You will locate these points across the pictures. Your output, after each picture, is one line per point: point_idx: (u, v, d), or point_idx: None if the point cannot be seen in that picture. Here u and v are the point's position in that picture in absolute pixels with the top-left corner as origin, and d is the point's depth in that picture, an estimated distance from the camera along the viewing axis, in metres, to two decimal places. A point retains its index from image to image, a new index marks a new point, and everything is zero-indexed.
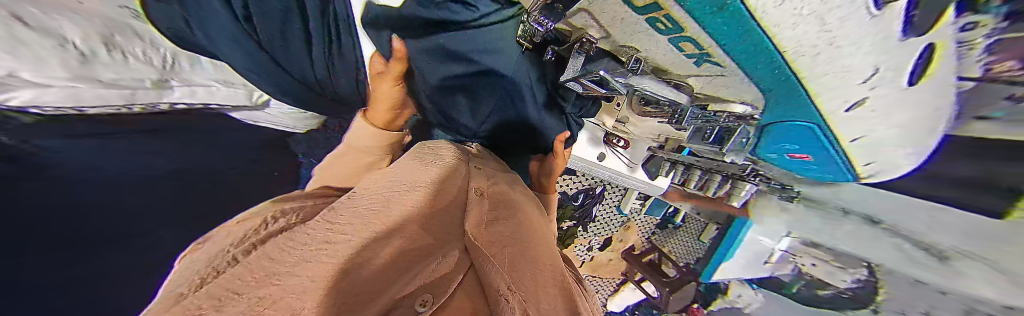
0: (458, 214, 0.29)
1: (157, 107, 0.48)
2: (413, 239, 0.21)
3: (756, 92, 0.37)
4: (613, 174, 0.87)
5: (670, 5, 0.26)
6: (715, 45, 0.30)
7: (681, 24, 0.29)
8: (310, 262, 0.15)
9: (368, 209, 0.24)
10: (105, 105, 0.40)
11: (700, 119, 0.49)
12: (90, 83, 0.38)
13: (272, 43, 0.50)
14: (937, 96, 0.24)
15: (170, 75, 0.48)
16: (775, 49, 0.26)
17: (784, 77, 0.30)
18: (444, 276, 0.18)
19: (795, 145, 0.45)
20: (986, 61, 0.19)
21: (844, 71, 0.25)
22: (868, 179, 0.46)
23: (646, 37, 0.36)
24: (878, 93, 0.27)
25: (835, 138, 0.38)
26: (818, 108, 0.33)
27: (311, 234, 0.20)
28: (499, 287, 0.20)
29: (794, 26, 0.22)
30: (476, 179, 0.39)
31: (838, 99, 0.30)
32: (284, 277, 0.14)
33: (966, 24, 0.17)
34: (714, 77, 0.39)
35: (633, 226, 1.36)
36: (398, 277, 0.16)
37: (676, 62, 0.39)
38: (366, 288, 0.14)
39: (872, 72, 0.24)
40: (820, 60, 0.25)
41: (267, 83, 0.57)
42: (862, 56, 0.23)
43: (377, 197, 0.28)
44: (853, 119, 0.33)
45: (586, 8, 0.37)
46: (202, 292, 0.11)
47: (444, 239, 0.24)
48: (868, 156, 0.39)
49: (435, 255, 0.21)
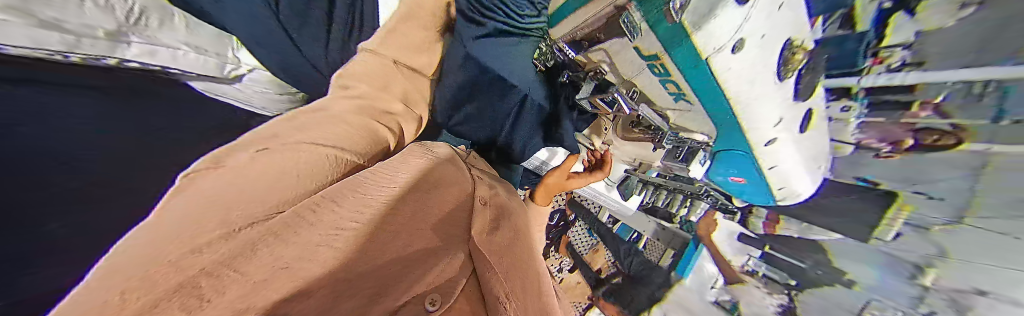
0: (463, 218, 0.33)
1: (101, 61, 0.45)
2: (409, 244, 0.24)
3: (711, 127, 0.42)
4: (594, 191, 1.04)
5: (665, 57, 0.32)
6: (688, 89, 0.35)
7: (670, 72, 0.35)
8: (295, 261, 0.16)
9: (370, 201, 0.25)
10: (39, 48, 0.36)
11: (674, 140, 0.54)
12: (14, 15, 0.34)
13: (290, 22, 0.59)
14: (812, 140, 0.38)
15: (130, 30, 0.47)
16: (725, 96, 0.32)
17: (727, 118, 0.36)
18: (446, 282, 0.23)
19: (734, 170, 0.49)
20: (859, 138, 0.40)
21: (764, 118, 0.34)
22: (784, 202, 0.53)
23: (645, 76, 0.42)
24: (782, 133, 0.36)
25: (757, 164, 0.43)
26: (748, 139, 0.38)
27: (319, 214, 0.21)
28: (494, 297, 0.24)
29: (747, 85, 0.29)
30: (481, 189, 0.41)
31: (761, 138, 0.37)
32: (267, 264, 0.14)
33: (843, 108, 0.36)
34: (685, 112, 0.44)
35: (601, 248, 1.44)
36: (399, 275, 0.21)
37: (662, 97, 0.44)
38: (365, 284, 0.18)
39: (779, 122, 0.34)
40: (753, 108, 0.32)
41: (268, 55, 0.62)
42: (775, 107, 0.32)
43: (387, 185, 0.28)
44: (768, 157, 0.40)
45: (605, 48, 0.43)
46: (201, 269, 0.12)
47: (448, 244, 0.28)
48: (780, 180, 0.45)
49: (442, 257, 0.25)
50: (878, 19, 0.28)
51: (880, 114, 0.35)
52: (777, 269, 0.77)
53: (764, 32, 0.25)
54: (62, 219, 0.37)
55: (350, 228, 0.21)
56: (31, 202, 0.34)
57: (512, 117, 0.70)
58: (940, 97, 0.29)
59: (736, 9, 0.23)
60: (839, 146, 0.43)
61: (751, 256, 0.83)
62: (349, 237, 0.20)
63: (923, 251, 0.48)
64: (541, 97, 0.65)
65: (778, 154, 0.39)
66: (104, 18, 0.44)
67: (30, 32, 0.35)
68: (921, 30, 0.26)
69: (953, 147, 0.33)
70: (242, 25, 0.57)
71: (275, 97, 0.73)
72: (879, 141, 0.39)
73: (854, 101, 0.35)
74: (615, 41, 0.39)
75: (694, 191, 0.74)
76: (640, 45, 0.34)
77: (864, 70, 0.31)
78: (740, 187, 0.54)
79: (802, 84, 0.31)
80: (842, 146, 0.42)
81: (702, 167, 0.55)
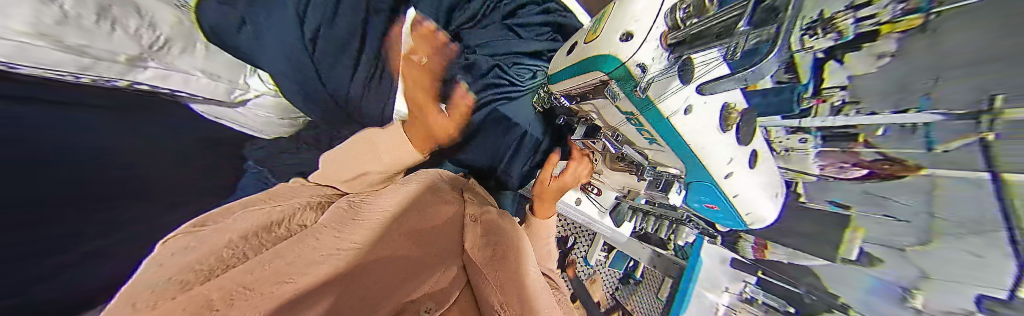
0: (456, 236, 0.49)
1: (112, 82, 0.46)
2: (408, 259, 0.39)
3: (679, 163, 0.45)
4: (588, 218, 1.08)
5: (639, 116, 0.39)
6: (658, 137, 0.41)
7: (642, 124, 0.41)
8: (315, 266, 0.30)
9: (362, 228, 0.40)
10: (54, 70, 0.38)
11: (653, 172, 0.57)
12: (53, 43, 0.36)
13: (325, 60, 0.74)
14: (767, 176, 0.43)
15: (151, 56, 0.50)
16: (686, 144, 0.37)
17: (693, 161, 0.41)
18: (440, 290, 0.37)
19: (702, 197, 0.50)
20: (820, 163, 0.42)
21: (721, 158, 0.38)
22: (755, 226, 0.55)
23: (625, 125, 0.46)
24: (737, 169, 0.39)
25: (723, 193, 0.45)
26: (710, 174, 0.41)
27: (321, 240, 0.35)
28: (490, 305, 0.35)
29: (700, 135, 0.36)
30: (472, 208, 0.57)
31: (722, 172, 0.40)
32: (296, 275, 0.28)
33: (801, 141, 0.42)
34: (658, 152, 0.47)
35: (597, 280, 1.30)
36: (402, 283, 0.34)
37: (638, 138, 0.48)
38: (373, 294, 0.30)
39: (732, 161, 0.39)
40: (707, 149, 0.37)
41: (291, 85, 0.71)
42: (726, 148, 0.37)
43: (379, 215, 0.44)
44: (730, 188, 0.43)
45: (595, 103, 0.48)
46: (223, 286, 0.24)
47: (444, 259, 0.42)
48: (748, 209, 0.47)
49: (436, 271, 0.39)
50: (817, 66, 0.35)
51: (835, 144, 0.39)
52: (775, 296, 0.63)
53: (705, 100, 0.34)
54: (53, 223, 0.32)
55: (347, 249, 0.35)
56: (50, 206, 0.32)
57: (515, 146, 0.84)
58: (879, 131, 0.32)
59: (683, 87, 0.33)
60: (801, 174, 0.48)
61: (747, 282, 0.71)
62: (347, 255, 0.34)
63: (910, 272, 0.35)
64: (540, 132, 0.82)
65: (736, 185, 0.42)
66: (127, 44, 0.46)
67: (57, 57, 0.37)
68: (853, 75, 0.31)
69: (908, 175, 0.32)
70: (281, 62, 0.68)
71: (275, 120, 0.75)
72: (842, 167, 0.40)
73: (809, 134, 0.40)
74: (599, 101, 0.46)
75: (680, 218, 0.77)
76: (619, 104, 0.41)
77: (815, 111, 0.37)
78: (715, 213, 0.55)
79: (742, 129, 0.37)
80: (805, 174, 0.47)
81: (679, 194, 0.57)
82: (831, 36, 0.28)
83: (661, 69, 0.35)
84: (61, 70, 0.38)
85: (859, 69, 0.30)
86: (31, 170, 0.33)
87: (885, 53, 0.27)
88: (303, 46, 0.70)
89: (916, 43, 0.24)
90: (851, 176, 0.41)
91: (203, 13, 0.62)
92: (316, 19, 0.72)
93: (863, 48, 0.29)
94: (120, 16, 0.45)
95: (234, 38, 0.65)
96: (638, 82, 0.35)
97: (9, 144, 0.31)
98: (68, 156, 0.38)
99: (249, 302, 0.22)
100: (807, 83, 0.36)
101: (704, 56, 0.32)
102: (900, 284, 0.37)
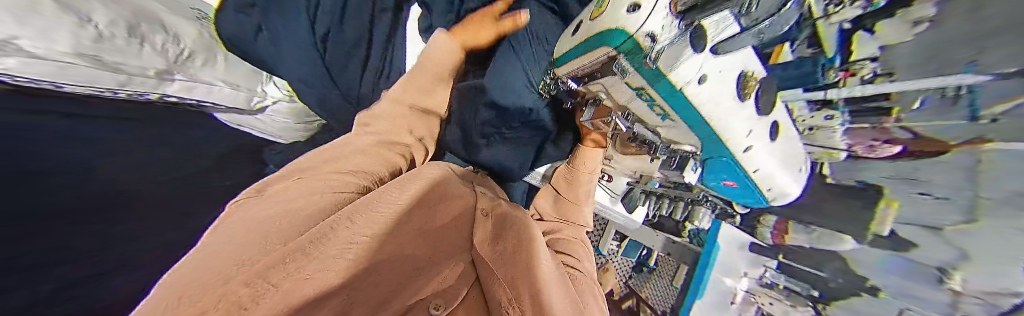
0: (465, 229, 0.42)
1: (144, 96, 0.51)
2: (422, 251, 0.32)
3: (693, 139, 0.44)
4: (600, 205, 1.03)
5: (651, 91, 0.37)
6: (672, 113, 0.39)
7: (656, 100, 0.39)
8: (340, 257, 0.22)
9: (379, 212, 0.30)
10: (92, 86, 0.43)
11: (668, 150, 0.56)
12: (88, 60, 0.40)
13: (334, 65, 0.71)
14: (787, 144, 0.43)
15: (178, 69, 0.52)
16: (701, 116, 0.36)
17: (708, 136, 0.40)
18: (444, 288, 0.30)
19: (721, 174, 0.49)
20: (847, 142, 0.46)
21: (738, 131, 0.38)
22: (777, 203, 0.53)
23: (637, 103, 0.44)
24: (755, 141, 0.40)
25: (742, 170, 0.45)
26: (729, 148, 0.40)
27: (344, 224, 0.25)
28: (495, 302, 0.30)
29: (716, 105, 0.35)
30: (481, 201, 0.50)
31: (740, 146, 0.40)
32: (317, 267, 0.19)
33: (826, 117, 0.43)
34: (673, 129, 0.44)
35: (610, 269, 1.27)
36: (404, 285, 0.26)
37: (649, 116, 0.46)
38: (385, 289, 0.23)
39: (749, 133, 0.38)
40: (726, 118, 0.36)
41: (310, 93, 0.70)
42: (745, 120, 0.37)
43: (398, 198, 0.34)
44: (748, 162, 0.43)
45: (603, 83, 0.46)
46: (247, 282, 0.15)
47: (453, 253, 0.36)
48: (766, 183, 0.47)
49: (440, 268, 0.32)
50: (844, 38, 0.34)
51: (864, 120, 0.41)
52: (799, 280, 0.68)
53: (720, 69, 0.32)
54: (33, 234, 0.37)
55: (362, 242, 0.25)
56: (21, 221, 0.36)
57: (520, 129, 0.82)
58: (917, 104, 0.34)
59: (695, 55, 0.30)
60: (830, 152, 0.51)
61: (768, 267, 0.74)
62: (365, 249, 0.25)
63: (944, 255, 0.47)
64: (546, 118, 0.77)
65: (754, 159, 0.42)
66: (158, 60, 0.48)
67: (91, 73, 0.41)
68: (884, 45, 0.32)
69: (946, 152, 0.38)
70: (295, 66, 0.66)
71: (292, 125, 0.79)
72: (869, 144, 0.45)
73: (836, 110, 0.41)
74: (609, 79, 0.43)
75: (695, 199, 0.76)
76: (629, 80, 0.38)
77: (843, 84, 0.38)
78: (732, 191, 0.54)
79: (758, 99, 0.36)
80: (836, 153, 0.50)
81: (695, 173, 0.57)
82: (860, 4, 0.29)
83: (672, 36, 0.30)
84: (101, 85, 0.43)
85: (890, 39, 0.31)
86: (25, 182, 0.38)
87: (922, 18, 0.27)
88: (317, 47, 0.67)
89: (956, 10, 0.25)
90: (880, 155, 0.46)
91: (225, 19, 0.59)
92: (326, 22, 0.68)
93: (896, 15, 0.29)
94: (148, 33, 0.46)
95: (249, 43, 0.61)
96: (646, 53, 0.31)
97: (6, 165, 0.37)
98: (64, 168, 0.43)
99: (274, 303, 0.14)
100: (832, 58, 0.36)
101: (716, 18, 0.28)
102: (934, 266, 0.49)
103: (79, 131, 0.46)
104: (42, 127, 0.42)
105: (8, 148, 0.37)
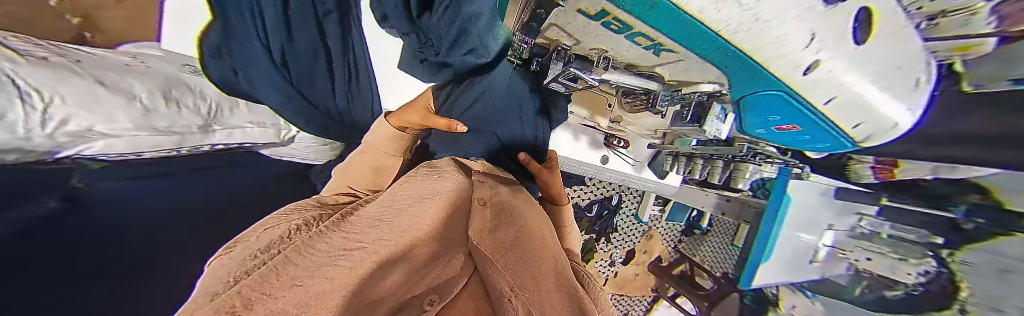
0: (461, 219, 0.33)
1: (200, 148, 0.60)
2: (430, 244, 0.24)
3: (708, 65, 0.34)
4: (622, 176, 0.96)
5: (615, 10, 0.29)
6: (661, 36, 0.30)
7: (628, 23, 0.30)
8: (332, 265, 0.18)
9: (382, 220, 0.28)
10: (158, 149, 0.52)
11: (674, 98, 0.51)
12: (147, 130, 0.48)
13: (302, 81, 0.69)
14: (901, 42, 0.26)
15: (213, 121, 0.60)
16: (706, 28, 0.24)
17: (730, 53, 0.27)
18: (447, 282, 0.21)
19: (778, 114, 0.40)
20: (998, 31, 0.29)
21: (784, 42, 0.23)
22: (864, 139, 0.39)
23: (607, 39, 0.38)
24: (823, 53, 0.24)
25: (807, 102, 0.33)
26: (767, 69, 0.28)
27: (329, 244, 0.23)
28: (499, 293, 0.21)
29: (718, 10, 0.21)
30: (478, 191, 0.41)
31: (789, 67, 0.27)
32: (303, 279, 0.15)
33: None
34: (676, 63, 0.38)
35: (655, 236, 1.38)
36: (406, 284, 0.18)
37: (639, 54, 0.39)
38: (395, 277, 0.18)
39: (810, 40, 0.23)
40: (765, 30, 0.22)
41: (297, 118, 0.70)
42: (797, 26, 0.22)
43: (392, 207, 0.32)
44: (814, 84, 0.29)
45: (557, 23, 0.41)
46: (229, 293, 0.10)
47: (450, 240, 0.27)
48: (848, 115, 0.34)
49: (438, 262, 0.23)
50: None
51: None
52: (905, 229, 0.59)
53: None
54: (92, 296, 0.36)
55: (356, 248, 0.22)
56: (58, 271, 0.34)
57: (501, 109, 0.75)
58: None
59: None
60: (966, 49, 0.33)
61: (864, 215, 0.64)
62: (359, 252, 0.20)
63: None
64: (525, 91, 0.74)
65: (816, 78, 0.28)
66: (196, 117, 0.57)
67: (156, 139, 0.50)
68: None
69: None
70: (272, 92, 0.66)
71: (320, 148, 0.86)
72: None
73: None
74: (558, 12, 0.38)
75: (741, 155, 0.65)
76: (585, 7, 0.32)
77: None
78: (795, 136, 0.45)
79: None
80: (978, 43, 0.32)
81: (722, 125, 0.53)
82: None
83: None
84: (166, 148, 0.52)
85: None
86: (45, 228, 0.35)
87: None
88: (281, 71, 0.66)
89: None
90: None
91: (207, 67, 0.63)
92: (275, 41, 0.64)
93: None
94: (178, 96, 0.55)
95: (235, 84, 0.66)
96: None
97: (34, 219, 0.34)
98: (79, 219, 0.39)
99: (286, 295, 0.11)
100: None
101: None
102: None
103: (97, 193, 0.44)
104: (48, 186, 0.38)
105: (42, 213, 0.36)
